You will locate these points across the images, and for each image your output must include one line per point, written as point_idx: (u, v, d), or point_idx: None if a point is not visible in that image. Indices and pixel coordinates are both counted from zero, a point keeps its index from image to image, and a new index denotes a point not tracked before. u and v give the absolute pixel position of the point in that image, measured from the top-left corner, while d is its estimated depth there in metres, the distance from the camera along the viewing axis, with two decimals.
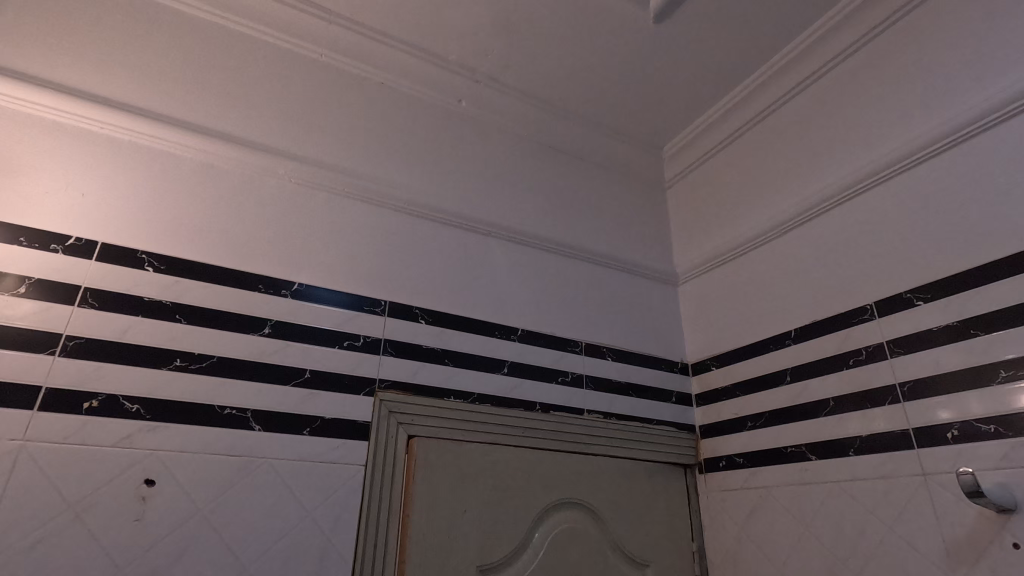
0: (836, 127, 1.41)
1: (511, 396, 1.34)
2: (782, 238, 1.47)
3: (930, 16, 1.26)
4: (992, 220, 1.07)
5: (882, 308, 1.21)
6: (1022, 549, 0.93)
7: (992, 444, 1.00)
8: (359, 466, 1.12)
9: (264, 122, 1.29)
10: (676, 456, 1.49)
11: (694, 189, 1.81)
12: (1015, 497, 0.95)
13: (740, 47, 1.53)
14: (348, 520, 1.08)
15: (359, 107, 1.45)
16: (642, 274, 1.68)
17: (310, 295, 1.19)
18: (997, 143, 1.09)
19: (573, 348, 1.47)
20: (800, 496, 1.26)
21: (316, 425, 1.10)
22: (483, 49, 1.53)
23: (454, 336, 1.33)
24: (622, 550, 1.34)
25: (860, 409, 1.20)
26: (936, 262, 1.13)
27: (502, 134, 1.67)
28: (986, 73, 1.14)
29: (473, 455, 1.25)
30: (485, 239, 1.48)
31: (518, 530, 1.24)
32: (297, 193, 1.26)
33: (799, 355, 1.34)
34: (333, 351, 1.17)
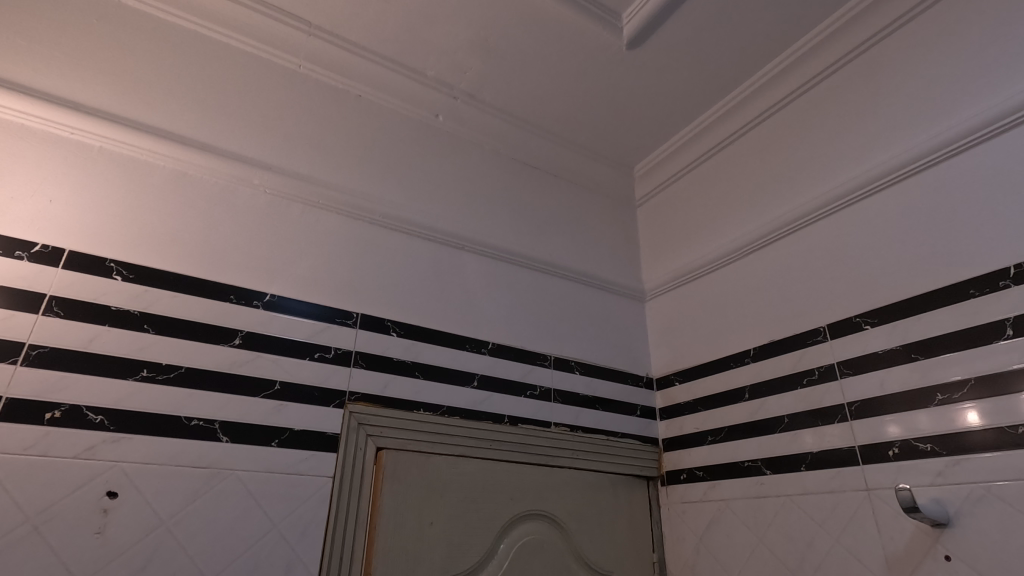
0: (807, 148, 1.43)
1: (481, 409, 1.34)
2: (747, 258, 1.50)
3: (898, 48, 1.29)
4: (942, 249, 1.09)
5: (833, 330, 1.24)
6: (953, 561, 0.95)
7: (928, 460, 1.02)
8: (327, 478, 1.11)
9: (240, 133, 1.30)
10: (637, 468, 1.53)
11: (661, 210, 1.86)
12: (947, 511, 0.98)
13: (712, 71, 1.56)
14: (313, 532, 1.07)
15: (337, 119, 1.46)
16: (610, 290, 1.72)
17: (281, 306, 1.19)
18: (955, 175, 1.11)
19: (542, 361, 1.49)
20: (755, 509, 1.28)
21: (284, 437, 1.10)
22: (460, 67, 1.54)
23: (424, 349, 1.32)
24: (586, 562, 1.36)
25: (810, 427, 1.22)
26: (888, 286, 1.16)
27: (478, 147, 1.68)
28: (950, 105, 1.15)
29: (442, 467, 1.25)
30: (459, 253, 1.48)
31: (485, 542, 1.24)
32: (271, 204, 1.27)
33: (758, 373, 1.37)
34: (303, 363, 1.17)
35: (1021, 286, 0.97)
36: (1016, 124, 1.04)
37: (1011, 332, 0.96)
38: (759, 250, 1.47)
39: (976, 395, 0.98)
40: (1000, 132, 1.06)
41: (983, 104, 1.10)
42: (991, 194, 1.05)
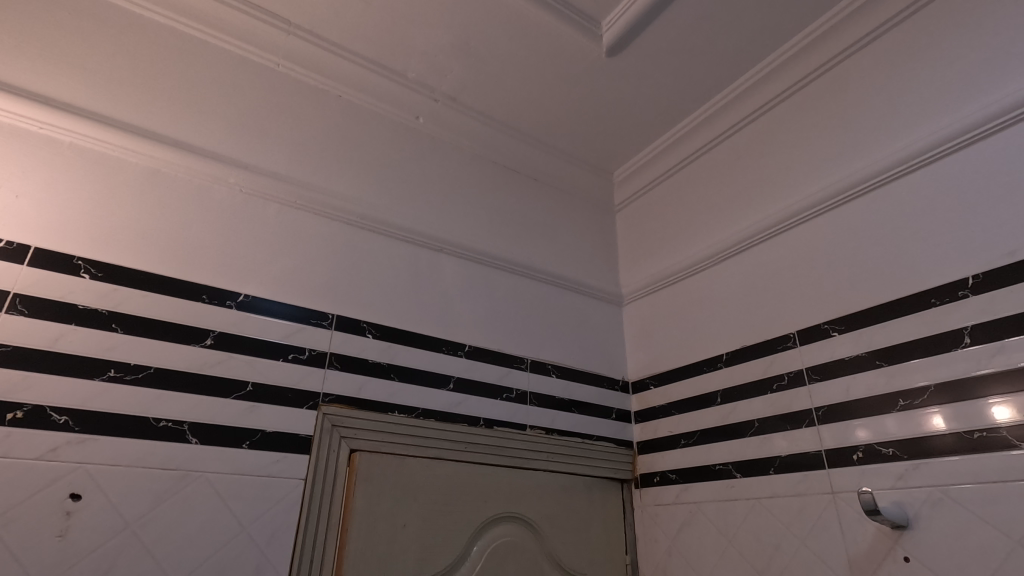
0: (780, 158, 1.46)
1: (456, 411, 1.35)
2: (721, 265, 1.52)
3: (866, 62, 1.32)
4: (905, 259, 1.12)
5: (803, 336, 1.26)
6: (911, 562, 0.98)
7: (891, 464, 1.05)
8: (299, 480, 1.11)
9: (215, 131, 1.28)
10: (612, 470, 1.54)
11: (639, 216, 1.89)
12: (907, 514, 1.01)
13: (689, 80, 1.58)
14: (284, 535, 1.06)
15: (316, 119, 1.45)
16: (588, 294, 1.74)
17: (255, 306, 1.18)
18: (917, 188, 1.14)
19: (518, 364, 1.49)
20: (725, 511, 1.31)
21: (256, 438, 1.09)
22: (441, 70, 1.55)
23: (400, 351, 1.32)
24: (559, 563, 1.37)
25: (779, 431, 1.25)
26: (854, 294, 1.19)
27: (459, 150, 1.69)
28: (914, 119, 1.19)
29: (416, 469, 1.25)
30: (437, 255, 1.49)
31: (459, 544, 1.24)
32: (246, 203, 1.26)
33: (730, 377, 1.39)
34: (277, 364, 1.16)
35: (979, 295, 1.00)
36: (977, 139, 1.07)
37: (969, 340, 1.00)
38: (732, 257, 1.50)
39: (936, 401, 1.01)
40: (963, 147, 1.09)
41: (946, 120, 1.13)
42: (953, 207, 1.08)
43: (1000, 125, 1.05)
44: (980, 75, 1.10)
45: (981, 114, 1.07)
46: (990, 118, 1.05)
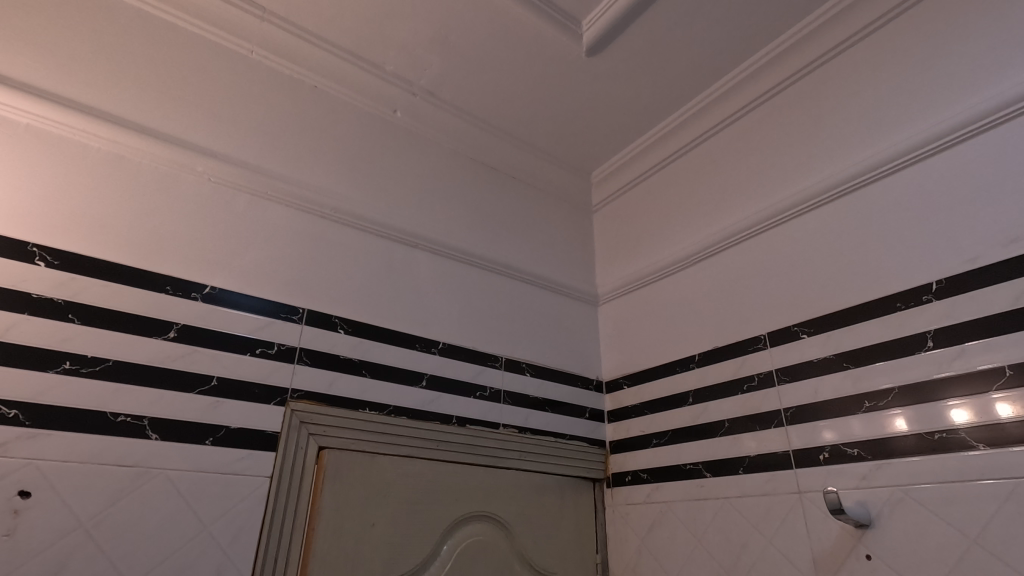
0: (754, 162, 1.49)
1: (428, 409, 1.33)
2: (695, 266, 1.54)
3: (840, 71, 1.35)
4: (872, 264, 1.15)
5: (773, 338, 1.28)
6: (873, 560, 1.00)
7: (855, 465, 1.07)
8: (264, 478, 1.08)
9: (184, 118, 1.24)
10: (584, 469, 1.55)
11: (616, 216, 1.90)
12: (869, 513, 1.03)
13: (667, 83, 1.59)
14: (247, 535, 1.03)
15: (290, 109, 1.42)
16: (564, 293, 1.74)
17: (222, 299, 1.15)
18: (885, 194, 1.17)
19: (492, 362, 1.48)
20: (694, 511, 1.32)
21: (220, 435, 1.06)
22: (420, 64, 1.53)
23: (372, 347, 1.30)
24: (530, 563, 1.37)
25: (748, 431, 1.27)
26: (823, 297, 1.22)
27: (436, 145, 1.67)
28: (883, 128, 1.22)
29: (387, 468, 1.23)
30: (412, 250, 1.47)
31: (428, 543, 1.23)
32: (214, 192, 1.22)
33: (702, 378, 1.41)
34: (243, 358, 1.13)
35: (942, 300, 1.03)
36: (943, 148, 1.10)
37: (932, 343, 1.02)
38: (706, 259, 1.52)
39: (899, 403, 1.04)
40: (928, 155, 1.12)
41: (914, 128, 1.16)
42: (919, 214, 1.11)
43: (965, 134, 1.08)
44: (946, 86, 1.13)
45: (947, 123, 1.10)
46: (955, 127, 1.09)
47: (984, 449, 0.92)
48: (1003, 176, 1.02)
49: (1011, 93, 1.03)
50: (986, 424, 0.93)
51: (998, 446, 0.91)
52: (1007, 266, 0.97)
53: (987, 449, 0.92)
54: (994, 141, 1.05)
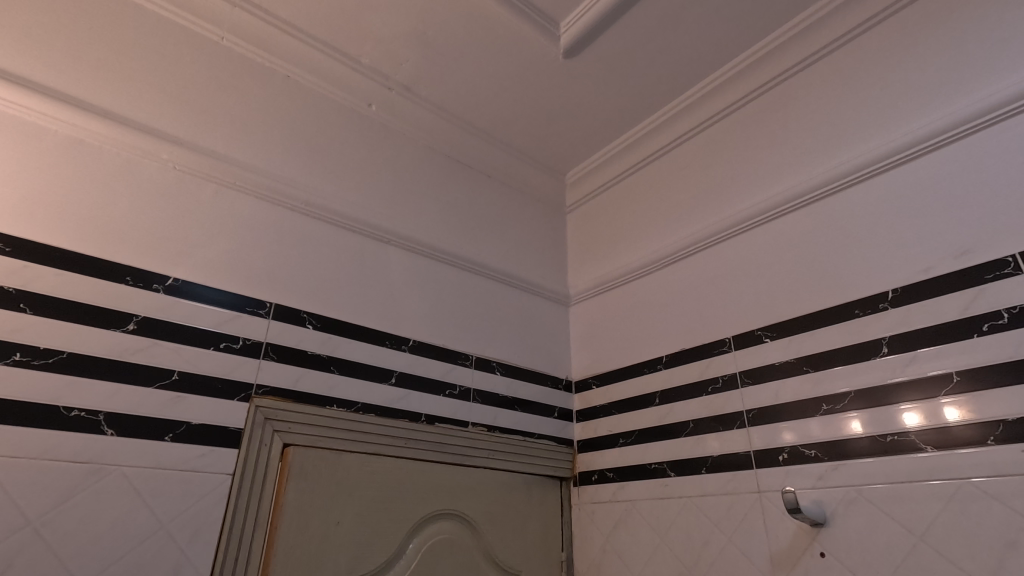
0: (723, 168, 1.52)
1: (397, 406, 1.32)
2: (664, 270, 1.57)
3: (806, 84, 1.40)
4: (833, 271, 1.19)
5: (737, 341, 1.32)
6: (826, 557, 1.04)
7: (812, 465, 1.11)
8: (226, 476, 1.05)
9: (149, 103, 1.21)
10: (552, 468, 1.56)
11: (589, 218, 1.92)
12: (824, 512, 1.07)
13: (642, 88, 1.62)
14: (206, 533, 1.00)
15: (262, 98, 1.39)
16: (536, 292, 1.75)
17: (185, 291, 1.12)
18: (846, 205, 1.22)
19: (462, 360, 1.48)
20: (658, 509, 1.34)
21: (180, 430, 1.03)
22: (396, 58, 1.51)
23: (341, 343, 1.28)
24: (496, 561, 1.37)
25: (712, 432, 1.30)
26: (785, 303, 1.25)
27: (411, 140, 1.66)
28: (846, 141, 1.26)
29: (353, 466, 1.22)
30: (384, 247, 1.45)
31: (394, 542, 1.22)
32: (179, 181, 1.19)
33: (669, 379, 1.43)
34: (206, 353, 1.10)
35: (897, 308, 1.07)
36: (909, 158, 1.14)
37: (886, 350, 1.06)
38: (674, 263, 1.55)
39: (855, 407, 1.08)
40: (886, 169, 1.17)
41: (880, 140, 1.20)
42: (880, 223, 1.15)
43: (922, 149, 1.12)
44: (905, 103, 1.18)
45: (913, 135, 1.14)
46: (913, 143, 1.13)
47: (933, 451, 0.97)
48: (960, 189, 1.06)
49: (972, 108, 1.07)
50: (935, 428, 0.97)
51: (945, 449, 0.96)
52: (959, 276, 1.01)
53: (935, 451, 0.97)
54: (947, 158, 1.09)
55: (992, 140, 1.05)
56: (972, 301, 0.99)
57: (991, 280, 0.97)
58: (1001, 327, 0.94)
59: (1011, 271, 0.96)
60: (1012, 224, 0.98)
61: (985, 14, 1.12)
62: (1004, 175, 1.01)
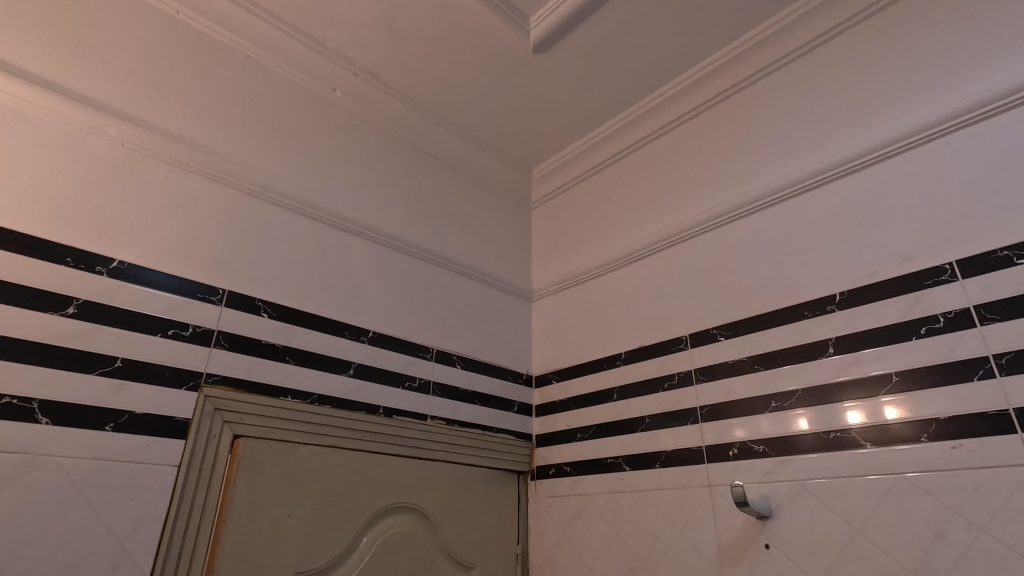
0: (686, 170, 1.55)
1: (355, 398, 1.30)
2: (626, 268, 1.59)
3: (766, 91, 1.44)
4: (786, 274, 1.23)
5: (694, 339, 1.35)
6: (770, 548, 1.08)
7: (760, 461, 1.15)
8: (172, 468, 1.01)
9: (97, 76, 1.14)
10: (510, 462, 1.57)
11: (554, 214, 1.93)
12: (770, 505, 1.11)
13: (609, 87, 1.63)
14: (148, 527, 0.96)
15: (220, 77, 1.34)
16: (500, 286, 1.75)
17: (132, 275, 1.07)
18: (800, 210, 1.26)
19: (423, 353, 1.47)
20: (613, 503, 1.36)
21: (122, 420, 0.98)
22: (363, 44, 1.48)
23: (298, 333, 1.25)
24: (451, 554, 1.37)
25: (666, 427, 1.32)
26: (740, 303, 1.29)
27: (376, 128, 1.63)
28: (802, 148, 1.31)
29: (307, 457, 1.20)
30: (346, 236, 1.42)
31: (347, 535, 1.20)
32: (127, 159, 1.13)
33: (627, 375, 1.46)
34: (153, 340, 1.05)
35: (843, 310, 1.12)
36: (921, 142, 1.12)
37: (832, 350, 1.11)
38: (636, 261, 1.57)
39: (802, 404, 1.12)
40: (838, 177, 1.22)
41: (852, 141, 1.23)
42: (850, 221, 1.17)
43: (871, 159, 1.18)
44: (858, 114, 1.23)
45: (929, 118, 1.11)
46: (863, 153, 1.18)
47: (872, 448, 1.01)
48: (912, 196, 1.10)
49: (954, 107, 1.09)
50: (876, 425, 1.02)
51: (882, 445, 1.00)
52: (902, 281, 1.06)
53: (873, 447, 1.01)
54: (894, 168, 1.15)
55: (1010, 123, 1.03)
56: (912, 305, 1.04)
57: (930, 286, 1.03)
58: (937, 330, 1.00)
59: (947, 277, 1.01)
60: (986, 223, 1.00)
61: (952, 23, 1.15)
62: (958, 182, 1.06)
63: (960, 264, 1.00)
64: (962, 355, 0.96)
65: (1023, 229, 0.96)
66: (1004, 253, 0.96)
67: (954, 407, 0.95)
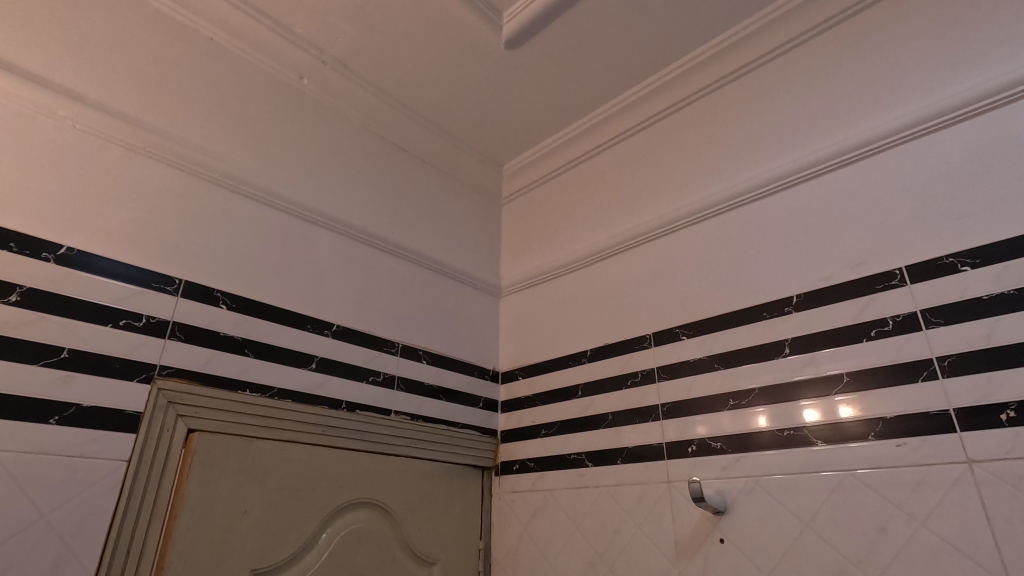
0: (654, 171, 1.57)
1: (316, 392, 1.28)
2: (593, 266, 1.61)
3: (732, 96, 1.47)
4: (747, 275, 1.26)
5: (657, 337, 1.37)
6: (725, 543, 1.11)
7: (717, 457, 1.17)
8: (121, 462, 0.98)
9: (47, 53, 1.09)
10: (474, 457, 1.57)
11: (524, 211, 1.93)
12: (725, 500, 1.13)
13: (580, 85, 1.64)
14: (94, 524, 0.93)
15: (180, 59, 1.29)
16: (468, 282, 1.75)
17: (81, 262, 1.02)
18: (760, 214, 1.30)
19: (388, 347, 1.45)
20: (575, 498, 1.38)
21: (68, 413, 0.95)
22: (332, 31, 1.45)
23: (258, 326, 1.22)
24: (412, 550, 1.36)
25: (629, 424, 1.34)
26: (702, 303, 1.32)
27: (344, 118, 1.60)
28: (765, 154, 1.34)
29: (265, 452, 1.17)
30: (311, 227, 1.40)
31: (305, 531, 1.18)
32: (78, 141, 1.09)
33: (591, 372, 1.47)
34: (102, 330, 1.02)
35: (799, 312, 1.15)
36: (882, 149, 1.15)
37: (788, 350, 1.14)
38: (603, 260, 1.59)
39: (759, 402, 1.15)
40: (797, 183, 1.26)
41: (813, 147, 1.26)
42: (812, 224, 1.20)
43: (828, 167, 1.21)
44: (817, 122, 1.27)
45: (897, 122, 1.14)
46: (820, 160, 1.22)
47: (823, 445, 1.05)
48: (867, 203, 1.14)
49: (905, 119, 1.13)
50: (828, 424, 1.05)
51: (834, 443, 1.04)
52: (855, 284, 1.10)
53: (825, 445, 1.05)
54: (849, 176, 1.19)
55: (974, 131, 1.06)
56: (864, 308, 1.07)
57: (880, 290, 1.07)
58: (886, 332, 1.04)
59: (897, 282, 1.05)
60: (940, 230, 1.04)
61: (908, 36, 1.19)
62: (909, 190, 1.10)
63: (909, 270, 1.04)
64: (909, 357, 1.00)
65: (967, 237, 1.00)
66: (950, 260, 1.01)
67: (900, 407, 0.99)
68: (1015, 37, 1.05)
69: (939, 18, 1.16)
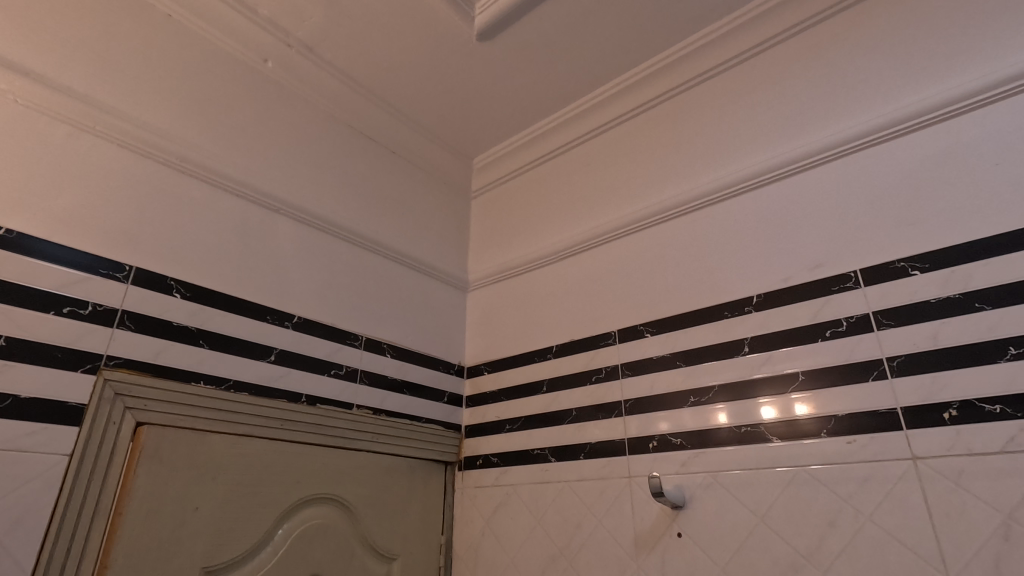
0: (623, 169, 1.58)
1: (275, 385, 1.24)
2: (560, 263, 1.61)
3: (700, 97, 1.49)
4: (710, 275, 1.29)
5: (622, 334, 1.38)
6: (682, 537, 1.13)
7: (677, 453, 1.19)
8: (63, 457, 0.93)
9: None
10: (437, 452, 1.55)
11: (493, 205, 1.92)
12: (684, 495, 1.15)
13: (551, 80, 1.64)
14: (32, 521, 0.88)
15: (135, 34, 1.23)
16: (434, 275, 1.73)
17: (22, 246, 0.97)
18: (724, 215, 1.32)
19: (351, 340, 1.43)
20: (537, 493, 1.38)
21: (4, 405, 0.89)
22: (299, 14, 1.41)
23: (214, 316, 1.18)
24: (372, 545, 1.34)
25: (592, 420, 1.35)
26: (666, 302, 1.33)
27: (310, 104, 1.55)
28: (731, 156, 1.36)
29: (219, 447, 1.14)
30: (272, 215, 1.36)
31: (260, 528, 1.15)
32: (20, 117, 1.02)
33: (556, 368, 1.48)
34: (45, 318, 0.96)
35: (759, 312, 1.18)
36: (840, 155, 1.19)
37: (747, 349, 1.17)
38: (570, 256, 1.59)
39: (718, 399, 1.17)
40: (759, 185, 1.28)
41: (775, 151, 1.29)
42: (773, 226, 1.23)
43: (789, 171, 1.24)
44: (780, 126, 1.30)
45: (861, 127, 1.17)
46: (782, 164, 1.25)
47: (779, 442, 1.08)
48: (824, 207, 1.18)
49: (862, 127, 1.17)
50: (784, 421, 1.08)
51: (789, 440, 1.07)
52: (812, 286, 1.13)
53: (780, 442, 1.08)
54: (809, 180, 1.22)
55: (929, 139, 1.10)
56: (820, 309, 1.11)
57: (836, 292, 1.10)
58: (841, 333, 1.07)
59: (852, 285, 1.08)
60: (893, 235, 1.07)
61: (868, 47, 1.23)
62: (865, 196, 1.13)
63: (864, 273, 1.08)
64: (861, 357, 1.04)
65: (918, 243, 1.04)
66: (901, 264, 1.04)
67: (851, 405, 1.02)
68: (964, 52, 1.10)
69: (896, 31, 1.21)
